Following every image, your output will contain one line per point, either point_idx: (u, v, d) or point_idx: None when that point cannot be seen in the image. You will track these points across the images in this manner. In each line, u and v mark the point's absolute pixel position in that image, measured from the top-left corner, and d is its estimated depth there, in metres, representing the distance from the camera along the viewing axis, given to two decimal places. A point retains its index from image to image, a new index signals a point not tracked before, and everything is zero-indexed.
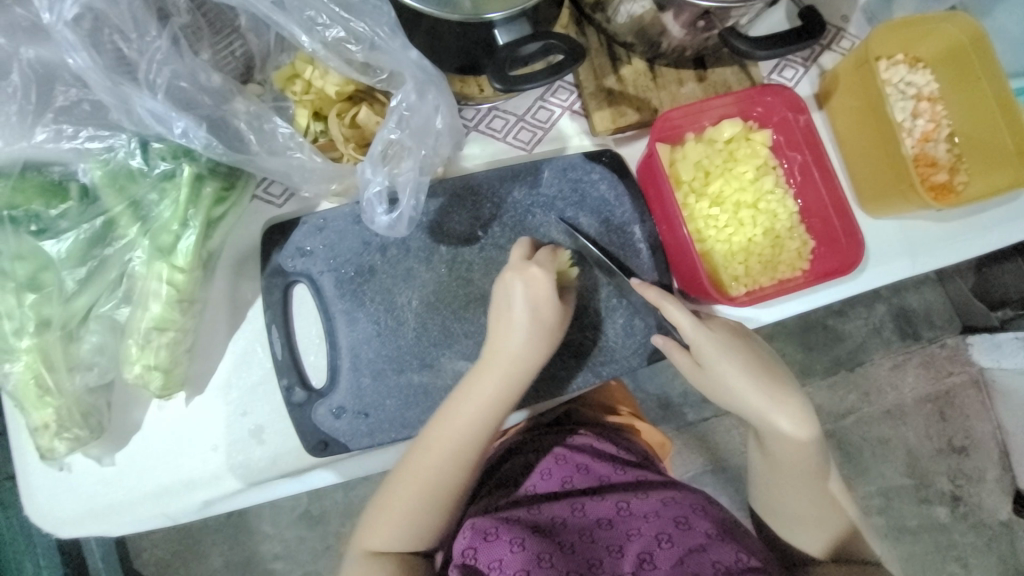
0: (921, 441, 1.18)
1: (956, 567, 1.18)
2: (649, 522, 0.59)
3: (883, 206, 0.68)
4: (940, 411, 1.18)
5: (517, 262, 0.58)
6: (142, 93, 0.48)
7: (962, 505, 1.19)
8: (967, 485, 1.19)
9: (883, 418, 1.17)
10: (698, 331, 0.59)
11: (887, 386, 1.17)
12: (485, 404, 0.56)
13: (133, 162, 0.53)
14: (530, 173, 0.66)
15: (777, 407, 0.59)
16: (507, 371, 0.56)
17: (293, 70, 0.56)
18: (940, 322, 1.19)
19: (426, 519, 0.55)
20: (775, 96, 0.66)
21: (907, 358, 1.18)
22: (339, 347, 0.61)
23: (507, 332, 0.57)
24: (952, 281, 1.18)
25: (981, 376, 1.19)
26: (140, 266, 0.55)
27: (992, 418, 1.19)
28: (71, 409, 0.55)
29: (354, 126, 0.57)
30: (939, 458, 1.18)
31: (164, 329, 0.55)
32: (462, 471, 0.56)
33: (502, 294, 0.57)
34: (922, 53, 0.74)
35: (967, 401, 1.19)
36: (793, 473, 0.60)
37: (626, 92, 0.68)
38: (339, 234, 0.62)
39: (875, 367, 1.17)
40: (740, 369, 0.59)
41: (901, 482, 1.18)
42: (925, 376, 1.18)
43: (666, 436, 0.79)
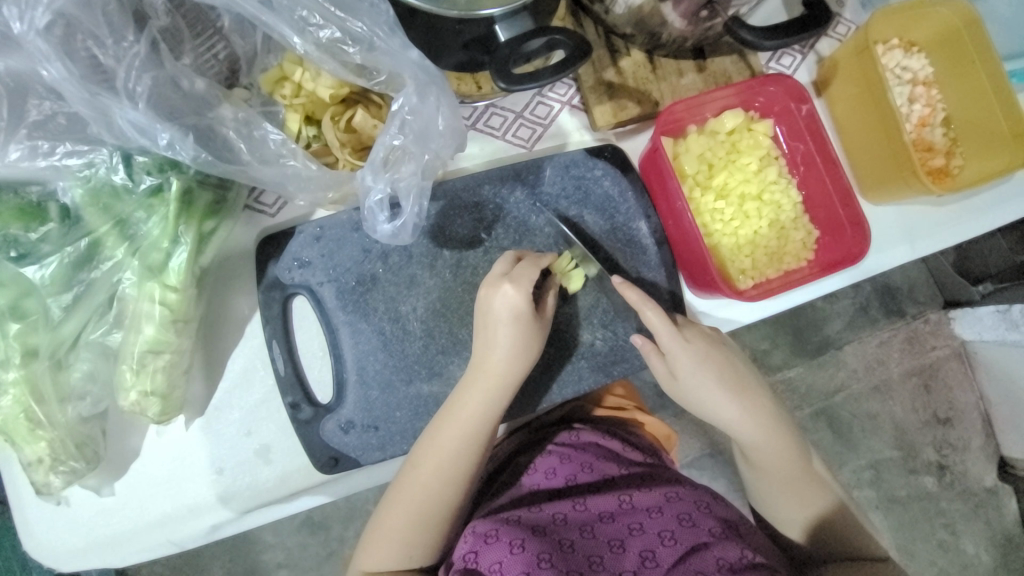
0: (907, 414, 1.21)
1: (945, 534, 1.22)
2: (652, 519, 0.58)
3: (885, 193, 0.68)
4: (925, 383, 1.21)
5: (494, 277, 0.57)
6: (123, 104, 0.45)
7: (949, 473, 1.23)
8: (953, 454, 1.23)
9: (872, 394, 1.20)
10: (675, 341, 0.59)
11: (875, 362, 1.20)
12: (473, 420, 0.56)
13: (116, 177, 0.50)
14: (532, 172, 0.64)
15: (749, 407, 0.61)
16: (491, 382, 0.56)
17: (282, 72, 0.54)
18: (923, 297, 1.21)
19: (421, 535, 0.55)
20: (777, 86, 0.65)
21: (893, 334, 1.20)
22: (344, 360, 0.59)
23: (488, 347, 0.56)
24: (934, 257, 1.21)
25: (962, 349, 1.22)
26: (130, 288, 0.52)
27: (974, 388, 1.23)
28: (65, 442, 0.52)
29: (349, 130, 0.55)
30: (925, 429, 1.22)
31: (159, 352, 0.53)
32: (454, 486, 0.55)
33: (484, 310, 0.57)
34: (917, 37, 0.74)
35: (950, 372, 1.22)
36: (781, 472, 0.61)
37: (626, 85, 0.66)
38: (338, 242, 0.60)
39: (863, 345, 1.20)
40: (713, 374, 0.60)
41: (889, 454, 1.21)
42: (910, 351, 1.21)
43: (672, 429, 0.78)
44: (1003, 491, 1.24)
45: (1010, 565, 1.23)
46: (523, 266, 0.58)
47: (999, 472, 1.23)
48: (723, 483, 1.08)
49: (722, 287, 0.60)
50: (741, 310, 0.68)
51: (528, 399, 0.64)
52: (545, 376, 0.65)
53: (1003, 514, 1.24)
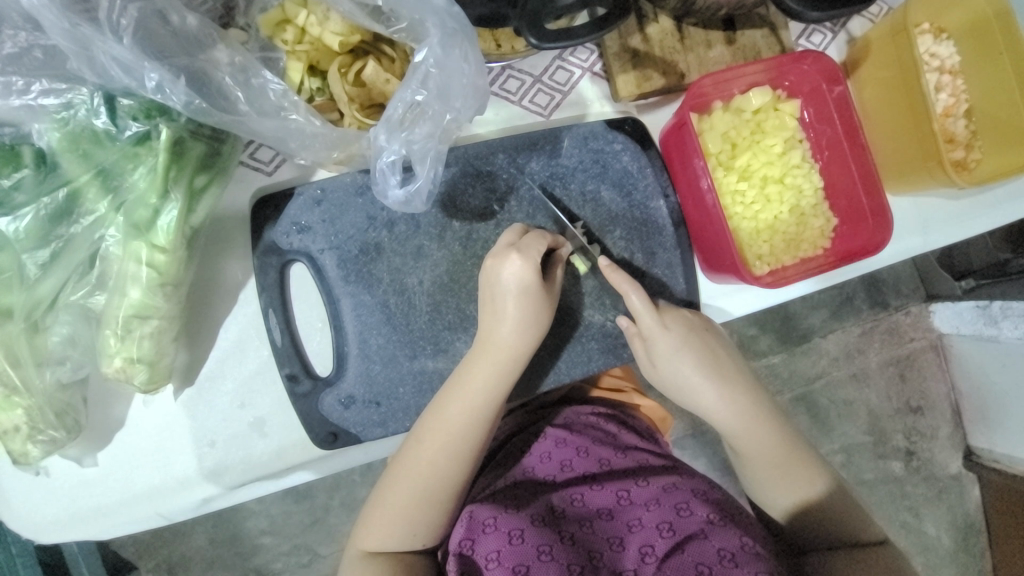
0: (883, 401, 1.25)
1: (908, 516, 1.28)
2: (650, 512, 0.57)
3: (906, 183, 0.67)
4: (901, 373, 1.24)
5: (501, 248, 0.55)
6: (106, 37, 0.40)
7: (916, 459, 1.27)
8: (921, 441, 1.27)
9: (851, 381, 1.23)
10: (655, 328, 0.59)
11: (857, 351, 1.22)
12: (478, 400, 0.54)
13: (97, 121, 0.45)
14: (549, 141, 0.61)
15: (731, 394, 0.60)
16: (497, 359, 0.54)
17: (284, 14, 0.48)
18: (907, 290, 1.23)
19: (423, 514, 0.54)
20: (811, 64, 0.62)
21: (875, 325, 1.22)
22: (345, 332, 0.56)
23: (496, 323, 0.54)
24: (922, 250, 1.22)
25: (940, 341, 1.25)
26: (115, 247, 0.48)
27: (947, 380, 1.27)
28: (44, 409, 0.49)
29: (358, 83, 0.50)
30: (898, 417, 1.26)
31: (146, 317, 0.49)
32: (458, 465, 0.54)
33: (490, 283, 0.54)
34: (946, 23, 0.71)
35: (926, 363, 1.25)
36: (767, 458, 0.61)
37: (652, 53, 0.63)
38: (340, 207, 0.56)
39: (847, 334, 1.21)
40: (694, 360, 0.60)
41: (862, 439, 1.25)
42: (890, 342, 1.23)
43: (667, 413, 0.78)
44: (966, 477, 1.29)
45: (967, 546, 1.30)
46: (522, 238, 0.55)
47: (964, 460, 1.29)
48: (704, 462, 1.10)
49: (737, 271, 0.59)
50: (752, 297, 0.67)
51: (534, 378, 0.62)
52: (551, 355, 0.63)
53: (964, 500, 1.30)
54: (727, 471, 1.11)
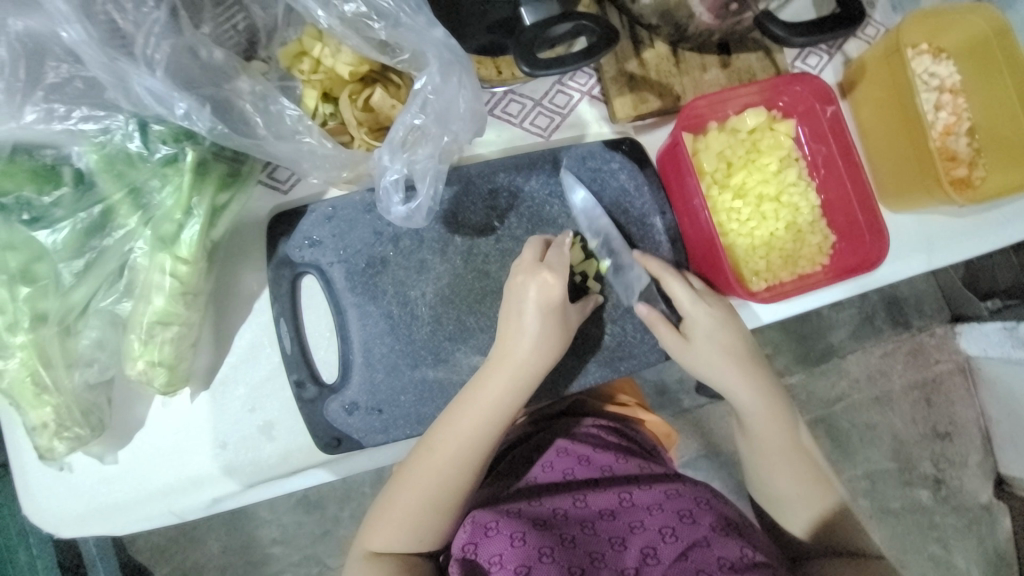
0: (907, 426, 1.21)
1: (936, 548, 1.22)
2: (652, 516, 0.58)
3: (905, 200, 0.67)
4: (927, 397, 1.21)
5: (530, 263, 0.57)
6: (140, 70, 0.45)
7: (945, 487, 1.22)
8: (949, 468, 1.22)
9: (872, 404, 1.20)
10: (695, 305, 0.61)
11: (876, 373, 1.19)
12: (492, 410, 0.56)
13: (131, 145, 0.49)
14: (548, 160, 0.64)
15: (754, 380, 0.61)
16: (516, 372, 0.56)
17: (301, 47, 0.53)
18: (930, 311, 1.20)
19: (430, 518, 0.55)
20: (803, 86, 0.64)
21: (897, 346, 1.20)
22: (351, 341, 0.59)
23: (516, 337, 0.56)
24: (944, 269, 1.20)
25: (968, 364, 1.21)
26: (142, 259, 0.52)
27: (976, 404, 1.22)
28: (71, 408, 0.53)
29: (367, 109, 0.54)
30: (924, 443, 1.22)
31: (167, 323, 0.53)
32: (465, 474, 0.55)
33: (516, 296, 0.57)
34: (946, 44, 0.73)
35: (953, 386, 1.21)
36: (780, 449, 0.61)
37: (648, 77, 0.66)
38: (349, 223, 0.59)
39: (867, 354, 1.19)
40: (723, 341, 0.61)
41: (886, 465, 1.21)
42: (913, 364, 1.20)
43: (672, 428, 0.79)
44: (999, 509, 1.23)
45: None
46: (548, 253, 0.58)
47: (996, 489, 1.23)
48: (718, 484, 1.09)
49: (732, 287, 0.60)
50: (752, 312, 0.67)
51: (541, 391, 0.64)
52: (550, 368, 0.64)
53: (997, 532, 1.23)
54: (742, 494, 1.08)
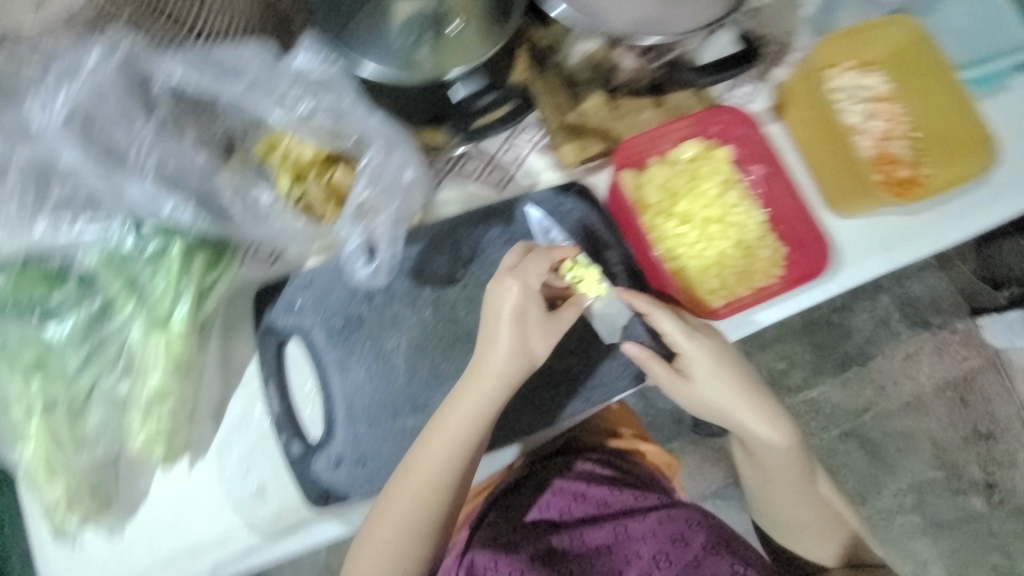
0: (945, 430, 1.29)
1: (1000, 557, 1.29)
2: (647, 545, 0.64)
3: (849, 207, 0.71)
4: (961, 397, 1.29)
5: (500, 273, 0.58)
6: (134, 178, 0.54)
7: (998, 492, 1.29)
8: (1000, 471, 1.29)
9: (904, 411, 1.29)
10: (694, 342, 0.62)
11: (902, 376, 1.30)
12: (469, 423, 0.57)
13: (127, 243, 0.56)
14: (504, 211, 0.70)
15: (771, 416, 0.65)
16: (491, 385, 0.57)
17: (272, 140, 0.60)
18: (949, 307, 1.31)
19: (414, 544, 0.56)
20: (728, 115, 0.70)
21: (920, 346, 1.30)
22: (333, 397, 0.63)
23: (490, 349, 0.57)
24: (953, 266, 1.32)
25: (997, 358, 1.29)
26: (136, 339, 0.58)
27: (1015, 400, 1.30)
28: (81, 485, 0.57)
29: (330, 186, 0.61)
30: (968, 447, 1.29)
31: (164, 398, 0.58)
32: (445, 491, 0.56)
33: (489, 309, 0.58)
34: (872, 56, 0.76)
35: (987, 384, 1.29)
36: (789, 478, 0.66)
37: (589, 125, 0.71)
38: (326, 287, 0.65)
39: (887, 359, 1.30)
40: (728, 378, 0.64)
41: (931, 475, 1.29)
42: (941, 362, 1.29)
43: (672, 457, 0.80)
44: None
45: None
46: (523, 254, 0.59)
47: None
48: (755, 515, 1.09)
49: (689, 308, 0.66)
50: (724, 328, 0.68)
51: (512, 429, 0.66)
52: (523, 406, 0.66)
53: None
54: None
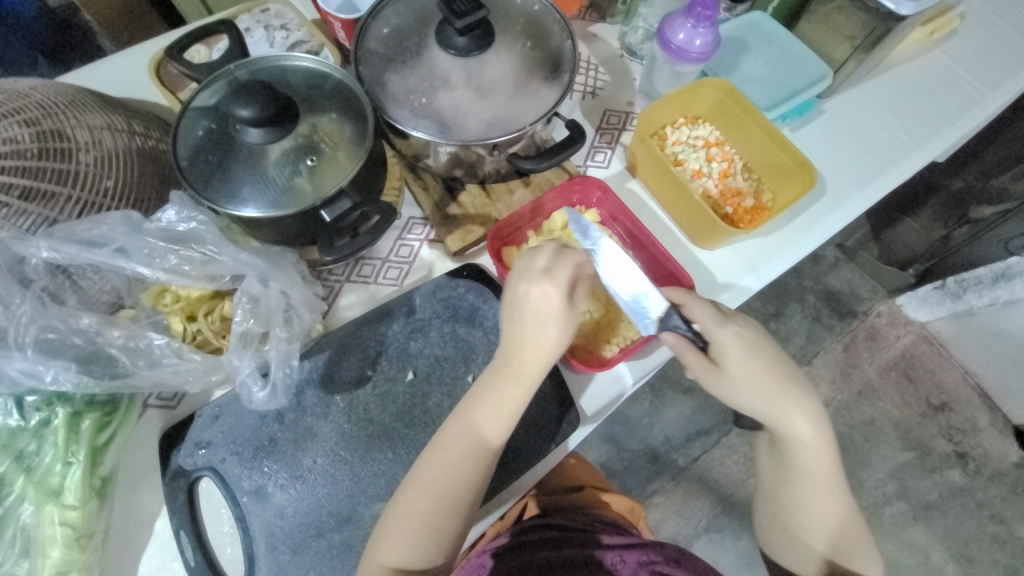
0: (902, 409, 1.42)
1: (996, 525, 1.34)
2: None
3: (710, 239, 0.79)
4: (906, 374, 1.45)
5: (537, 268, 0.63)
6: (12, 355, 0.55)
7: (971, 460, 1.39)
8: (964, 438, 1.40)
9: (859, 399, 1.43)
10: (726, 333, 0.65)
11: (849, 367, 1.45)
12: (519, 401, 0.62)
13: (11, 420, 0.56)
14: (404, 306, 0.73)
15: (809, 414, 0.66)
16: (518, 368, 0.62)
17: (162, 286, 0.63)
18: (867, 292, 1.51)
19: (442, 524, 0.60)
20: (584, 184, 0.79)
21: (853, 335, 1.47)
22: (253, 530, 0.61)
23: (522, 333, 0.62)
24: (859, 255, 1.52)
25: (926, 331, 1.47)
26: (28, 519, 0.55)
27: (957, 365, 1.45)
28: None
29: (223, 319, 0.66)
30: (928, 422, 1.41)
31: (65, 572, 0.55)
32: (475, 472, 0.60)
33: (522, 295, 0.63)
34: (699, 110, 0.90)
35: (925, 357, 1.46)
36: (815, 480, 0.68)
37: (467, 212, 0.79)
38: (236, 416, 0.65)
39: (830, 353, 1.46)
40: (770, 369, 0.65)
41: (904, 458, 1.39)
42: (877, 349, 1.46)
43: (633, 501, 0.92)
44: None
45: None
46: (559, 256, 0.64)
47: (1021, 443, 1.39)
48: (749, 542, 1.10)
49: (589, 366, 0.71)
50: (624, 373, 0.74)
51: None
52: None
53: None
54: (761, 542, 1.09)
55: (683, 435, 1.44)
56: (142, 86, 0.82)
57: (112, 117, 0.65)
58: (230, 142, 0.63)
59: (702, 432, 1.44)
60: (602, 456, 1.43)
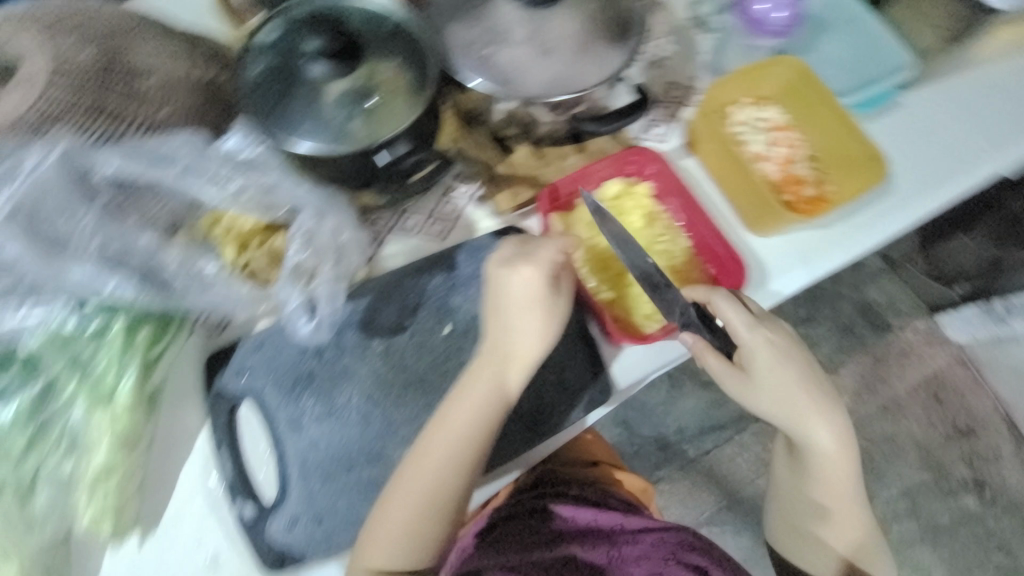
0: (926, 431, 1.38)
1: (1001, 555, 1.31)
2: (639, 566, 0.71)
3: (765, 225, 0.77)
4: (934, 394, 1.38)
5: (534, 257, 0.61)
6: (74, 262, 0.56)
7: (989, 490, 1.34)
8: (984, 465, 1.35)
9: (882, 415, 1.39)
10: (755, 335, 0.63)
11: (875, 380, 1.41)
12: (498, 407, 0.60)
13: (68, 324, 0.58)
14: (446, 260, 0.73)
15: (832, 423, 0.64)
16: (517, 366, 0.61)
17: (216, 215, 0.65)
18: (906, 309, 1.44)
19: (425, 530, 0.59)
20: (642, 155, 0.77)
21: (885, 351, 1.42)
22: (287, 456, 0.64)
23: (511, 333, 0.61)
24: (905, 266, 1.46)
25: (964, 353, 1.40)
26: (78, 420, 0.59)
27: (989, 394, 1.37)
28: (30, 568, 0.57)
29: (272, 251, 0.66)
30: (950, 444, 1.37)
31: (110, 473, 0.58)
32: (455, 478, 0.59)
33: (508, 291, 0.61)
34: (767, 89, 0.84)
35: (957, 379, 1.39)
36: (829, 489, 0.67)
37: (518, 173, 0.77)
38: (277, 348, 0.67)
39: (855, 366, 1.42)
40: (795, 375, 0.63)
41: (921, 478, 1.36)
42: (909, 368, 1.40)
43: (647, 482, 0.90)
44: None
45: None
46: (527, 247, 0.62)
47: None
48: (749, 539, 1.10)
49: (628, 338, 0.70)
50: (663, 351, 0.73)
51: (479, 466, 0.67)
52: None
53: None
54: None
55: (689, 429, 1.42)
56: (208, 19, 0.83)
57: (178, 44, 0.66)
58: (293, 77, 0.63)
59: (715, 428, 1.43)
60: (613, 438, 1.43)
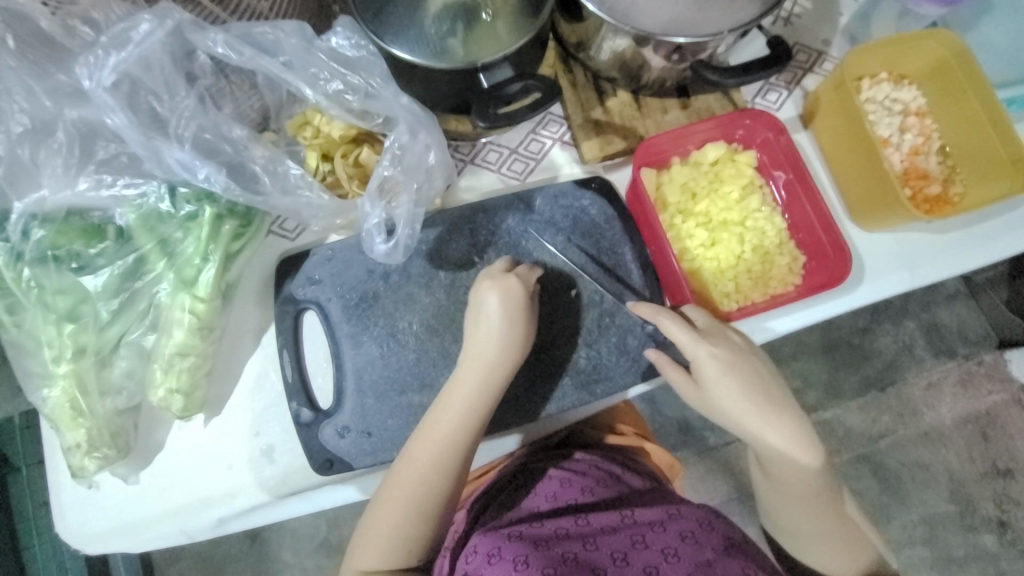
0: (964, 464, 1.26)
1: None
2: (655, 533, 0.59)
3: (874, 219, 0.69)
4: (982, 431, 1.27)
5: (496, 272, 0.62)
6: (172, 144, 0.57)
7: (1010, 531, 1.25)
8: (1014, 510, 1.25)
9: (921, 440, 1.26)
10: (698, 347, 0.61)
11: (922, 405, 1.26)
12: (456, 418, 0.58)
13: (162, 205, 0.61)
14: (524, 202, 0.70)
15: (793, 436, 0.60)
16: (476, 377, 0.59)
17: (305, 118, 0.63)
18: (975, 337, 1.28)
19: (412, 529, 0.57)
20: (755, 119, 0.70)
21: (942, 376, 1.27)
22: (345, 368, 0.65)
23: (477, 341, 0.60)
24: (985, 294, 1.29)
25: None
26: (163, 298, 0.62)
27: None
28: (101, 429, 0.60)
29: (357, 164, 0.64)
30: (985, 482, 1.26)
31: (185, 354, 0.61)
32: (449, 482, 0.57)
33: (479, 304, 0.61)
34: (907, 69, 0.75)
35: (1010, 419, 1.27)
36: (818, 511, 0.61)
37: (613, 122, 0.72)
38: (346, 263, 0.67)
39: (908, 386, 1.27)
40: (738, 385, 0.61)
41: (944, 510, 1.25)
42: (963, 395, 1.27)
43: (674, 458, 0.80)
44: None
45: None
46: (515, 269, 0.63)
47: None
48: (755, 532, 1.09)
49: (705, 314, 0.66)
50: None
51: (526, 413, 0.67)
52: (529, 392, 0.67)
53: None
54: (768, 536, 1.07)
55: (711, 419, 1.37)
56: None
57: None
58: None
59: None
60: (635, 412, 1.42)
